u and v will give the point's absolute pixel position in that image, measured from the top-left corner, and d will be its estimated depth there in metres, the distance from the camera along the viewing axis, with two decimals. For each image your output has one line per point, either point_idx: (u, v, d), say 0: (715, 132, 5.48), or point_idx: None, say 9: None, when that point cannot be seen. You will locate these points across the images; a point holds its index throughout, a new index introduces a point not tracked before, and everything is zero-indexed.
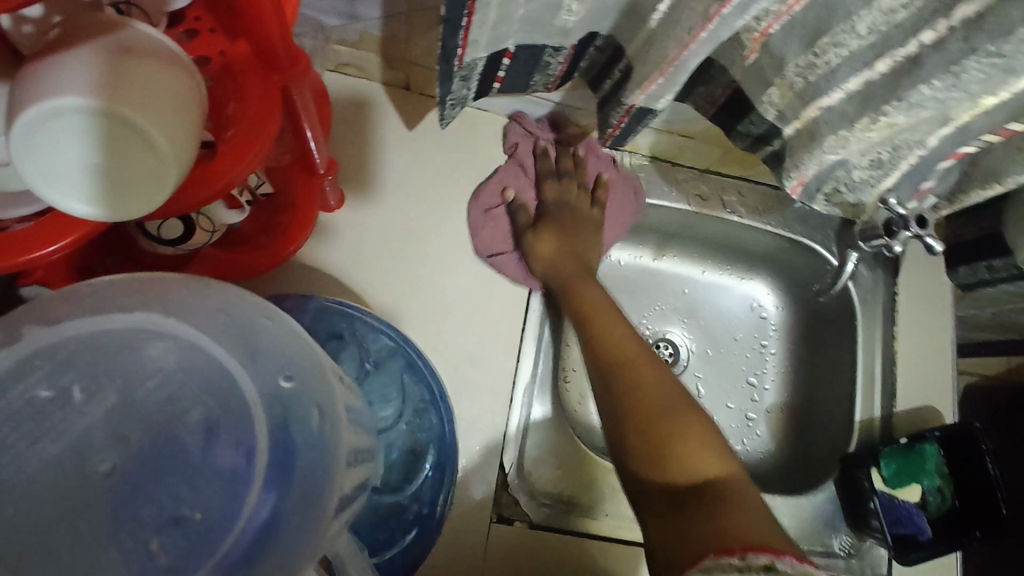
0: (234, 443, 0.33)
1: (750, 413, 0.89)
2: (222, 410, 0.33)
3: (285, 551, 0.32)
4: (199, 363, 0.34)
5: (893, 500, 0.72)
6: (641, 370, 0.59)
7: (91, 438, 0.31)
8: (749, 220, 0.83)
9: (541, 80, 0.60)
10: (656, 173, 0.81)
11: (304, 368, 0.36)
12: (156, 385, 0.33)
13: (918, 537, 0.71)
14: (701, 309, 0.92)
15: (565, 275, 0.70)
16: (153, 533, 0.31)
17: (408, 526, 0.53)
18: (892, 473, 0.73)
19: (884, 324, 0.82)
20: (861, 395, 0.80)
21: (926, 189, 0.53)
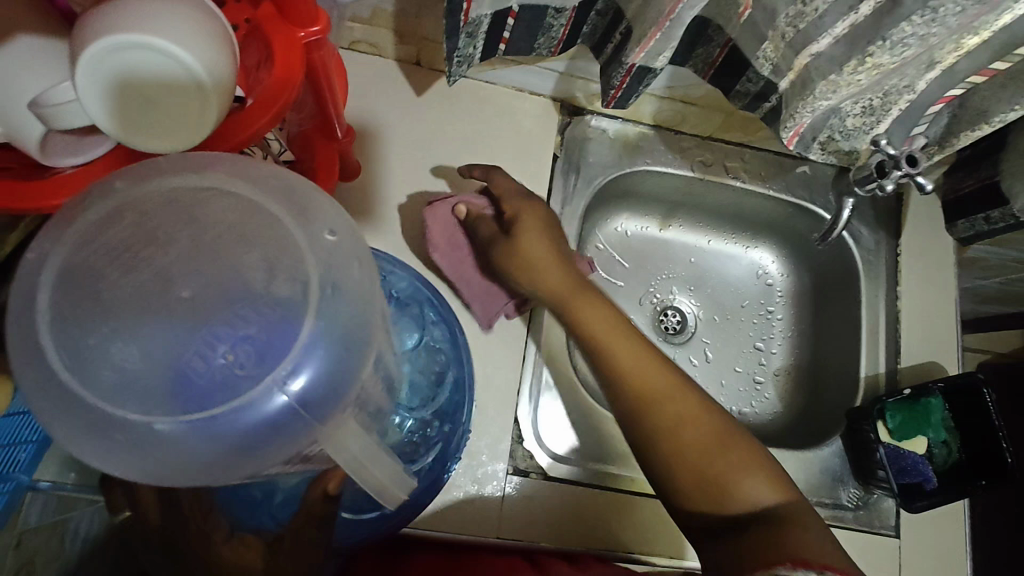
0: (292, 279, 0.36)
1: (758, 376, 0.91)
2: (280, 257, 0.36)
3: (337, 381, 0.36)
4: (257, 214, 0.37)
5: (899, 450, 0.74)
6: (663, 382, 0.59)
7: (171, 272, 0.35)
8: (752, 185, 0.85)
9: (545, 43, 0.62)
10: (660, 142, 0.83)
11: (346, 227, 0.39)
12: (220, 229, 0.36)
13: (924, 486, 0.73)
14: (707, 277, 0.95)
15: (558, 293, 0.65)
16: (226, 350, 0.34)
17: (432, 447, 0.57)
18: (896, 424, 0.75)
19: (888, 283, 0.84)
20: (867, 352, 0.82)
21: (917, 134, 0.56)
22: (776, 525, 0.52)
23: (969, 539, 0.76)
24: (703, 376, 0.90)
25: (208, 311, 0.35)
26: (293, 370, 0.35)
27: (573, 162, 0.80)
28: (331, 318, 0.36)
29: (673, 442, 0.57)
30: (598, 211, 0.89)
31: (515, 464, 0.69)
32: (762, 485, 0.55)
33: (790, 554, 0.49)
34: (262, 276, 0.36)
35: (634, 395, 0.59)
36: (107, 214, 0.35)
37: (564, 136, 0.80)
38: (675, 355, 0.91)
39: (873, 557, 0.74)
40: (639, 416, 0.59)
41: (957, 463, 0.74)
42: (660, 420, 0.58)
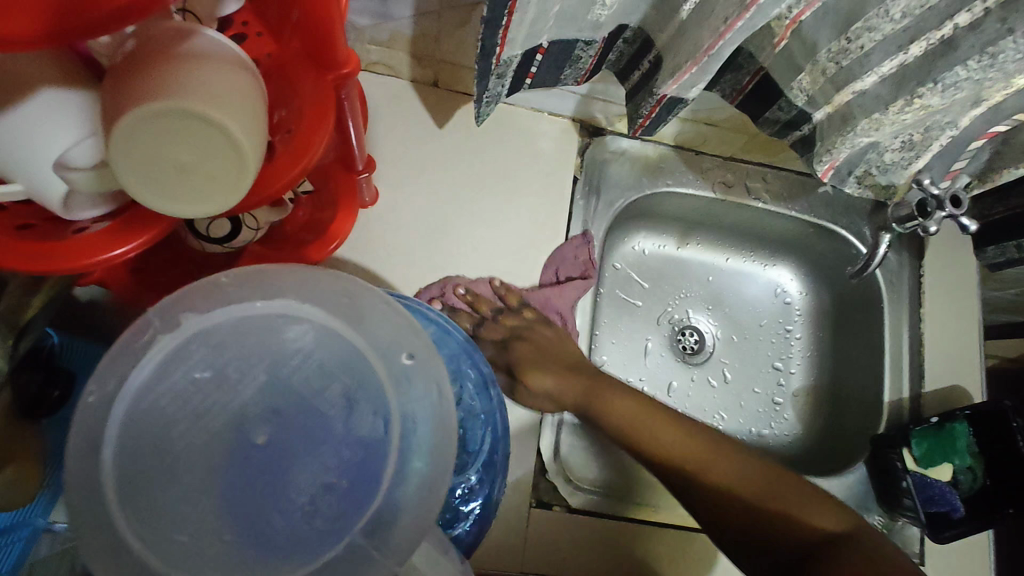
0: (372, 413, 0.41)
1: (776, 397, 0.90)
2: (361, 385, 0.41)
3: (420, 512, 0.39)
4: (335, 343, 0.42)
5: (925, 478, 0.73)
6: (719, 459, 0.59)
7: (245, 413, 0.40)
8: (774, 206, 0.83)
9: (572, 74, 0.61)
10: (681, 162, 0.81)
11: (420, 348, 0.43)
12: (297, 361, 0.41)
13: (950, 515, 0.72)
14: (724, 297, 0.94)
15: (577, 399, 0.66)
16: (306, 499, 0.39)
17: (471, 503, 0.55)
18: (922, 451, 0.74)
19: (911, 305, 0.82)
20: (890, 375, 0.81)
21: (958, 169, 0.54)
22: (846, 561, 0.51)
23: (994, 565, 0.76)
24: (721, 397, 0.90)
25: (291, 449, 0.40)
26: (381, 511, 0.38)
27: (593, 183, 0.78)
28: (408, 443, 0.40)
29: (723, 496, 0.57)
30: (615, 229, 0.88)
31: (538, 496, 0.68)
32: (818, 512, 0.55)
33: (864, 572, 0.49)
34: (342, 411, 0.41)
35: (677, 466, 0.60)
36: (177, 346, 0.39)
37: (584, 159, 0.79)
38: (692, 376, 0.90)
39: None
40: (682, 470, 0.59)
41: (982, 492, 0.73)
42: (710, 485, 0.58)
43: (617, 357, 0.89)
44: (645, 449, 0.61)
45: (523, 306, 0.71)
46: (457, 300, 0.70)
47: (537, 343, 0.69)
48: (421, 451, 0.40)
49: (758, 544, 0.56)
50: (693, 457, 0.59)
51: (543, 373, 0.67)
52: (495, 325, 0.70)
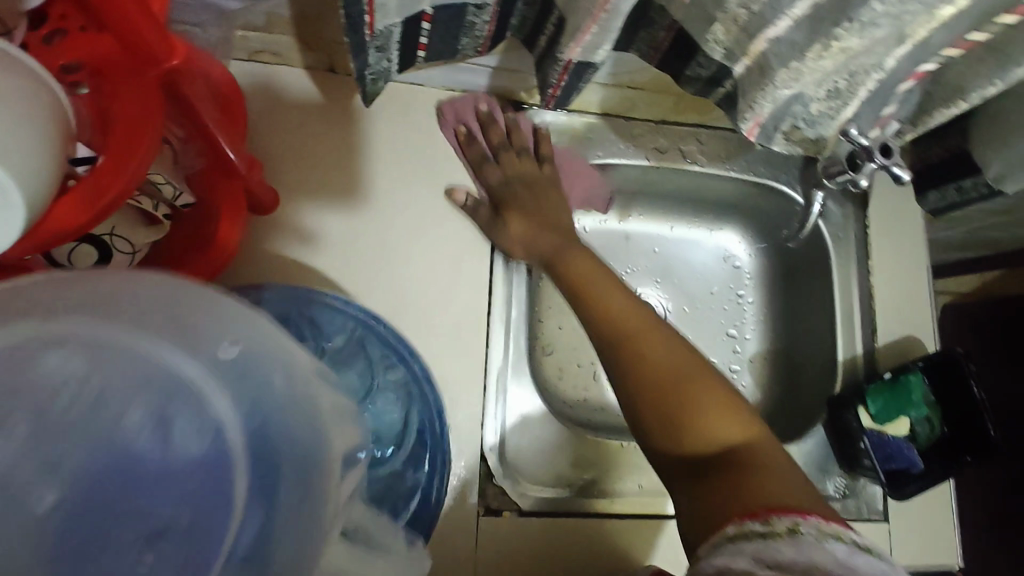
0: (192, 425, 0.34)
1: (734, 365, 0.87)
2: (164, 398, 0.34)
3: (292, 523, 0.33)
4: (121, 359, 0.33)
5: (883, 436, 0.71)
6: (644, 338, 0.55)
7: (15, 473, 0.31)
8: (711, 168, 0.79)
9: (470, 42, 0.54)
10: (610, 129, 0.76)
11: (247, 333, 0.35)
12: (77, 394, 0.33)
13: (909, 472, 0.70)
14: (673, 267, 0.90)
15: (545, 252, 0.66)
16: (139, 553, 0.32)
17: (410, 494, 0.55)
18: (878, 408, 0.72)
19: (859, 258, 0.80)
20: (843, 334, 0.78)
21: (887, 116, 0.50)
22: (743, 474, 0.47)
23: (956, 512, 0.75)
24: None
25: (107, 500, 0.33)
26: (237, 536, 0.32)
27: None
28: (257, 439, 0.34)
29: (640, 363, 0.54)
30: None
31: (486, 503, 0.63)
32: (729, 421, 0.51)
33: (763, 502, 0.43)
34: (153, 435, 0.34)
35: (608, 336, 0.57)
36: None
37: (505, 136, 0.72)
38: None
39: None
40: (613, 347, 0.56)
41: (940, 442, 0.72)
42: (644, 368, 0.53)
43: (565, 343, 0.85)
44: (584, 302, 0.60)
45: (544, 158, 0.72)
46: (498, 116, 0.71)
47: (526, 201, 0.69)
48: (274, 458, 0.34)
49: (673, 464, 0.51)
50: (623, 333, 0.56)
51: (523, 223, 0.67)
52: (513, 156, 0.70)
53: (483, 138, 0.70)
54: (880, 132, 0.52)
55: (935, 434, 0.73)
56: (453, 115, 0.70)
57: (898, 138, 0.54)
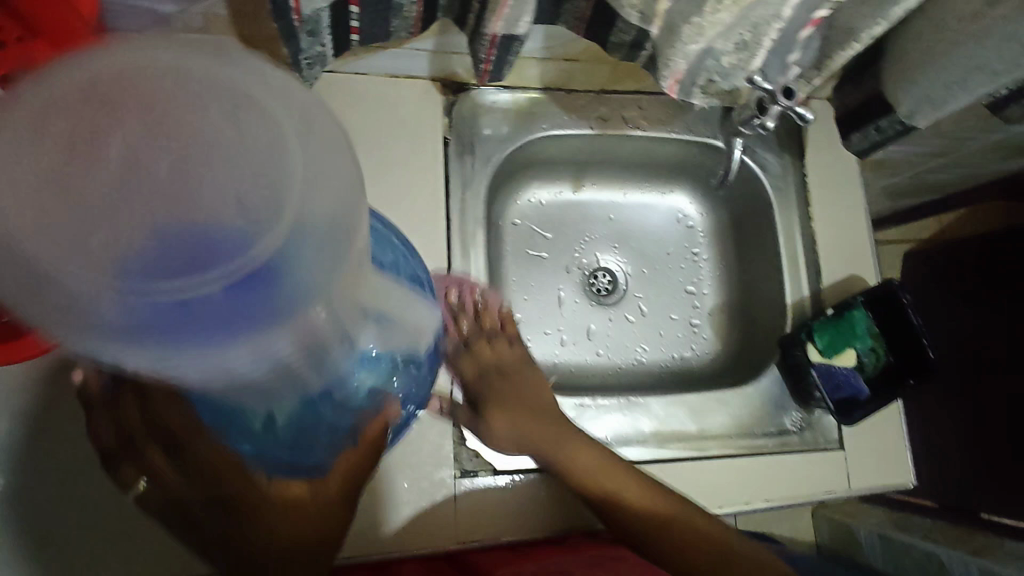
0: (258, 116, 0.27)
1: (694, 319, 0.92)
2: (221, 95, 0.27)
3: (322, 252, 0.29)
4: (161, 60, 0.28)
5: (831, 368, 0.75)
6: (645, 488, 0.67)
7: (79, 148, 0.25)
8: (653, 132, 0.82)
9: (401, 24, 0.57)
10: (552, 102, 0.79)
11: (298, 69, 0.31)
12: (132, 68, 0.27)
13: (857, 398, 0.75)
14: (629, 232, 0.94)
15: (534, 436, 0.67)
16: (197, 240, 0.26)
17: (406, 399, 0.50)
18: (825, 343, 0.76)
19: (799, 205, 0.84)
20: (789, 277, 0.82)
21: (792, 62, 0.54)
22: None
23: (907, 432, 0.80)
24: (640, 332, 0.91)
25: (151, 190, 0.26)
26: (303, 215, 0.27)
27: (465, 141, 0.76)
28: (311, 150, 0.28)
29: (673, 544, 0.65)
30: (502, 184, 0.85)
31: (461, 466, 0.67)
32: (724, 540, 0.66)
33: None
34: (225, 125, 0.27)
35: (643, 525, 0.66)
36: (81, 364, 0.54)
37: (451, 117, 0.75)
38: (609, 317, 0.91)
39: (822, 472, 0.76)
40: (641, 542, 0.66)
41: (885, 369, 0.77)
42: (672, 553, 0.65)
43: (531, 312, 0.89)
44: (603, 503, 0.66)
45: (511, 337, 0.73)
46: (468, 300, 0.72)
47: (507, 375, 0.70)
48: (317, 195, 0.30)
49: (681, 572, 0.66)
50: (642, 526, 0.66)
51: (501, 412, 0.67)
52: (483, 343, 0.71)
53: (454, 326, 0.71)
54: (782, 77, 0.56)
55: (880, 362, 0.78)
56: None
57: (806, 83, 0.58)
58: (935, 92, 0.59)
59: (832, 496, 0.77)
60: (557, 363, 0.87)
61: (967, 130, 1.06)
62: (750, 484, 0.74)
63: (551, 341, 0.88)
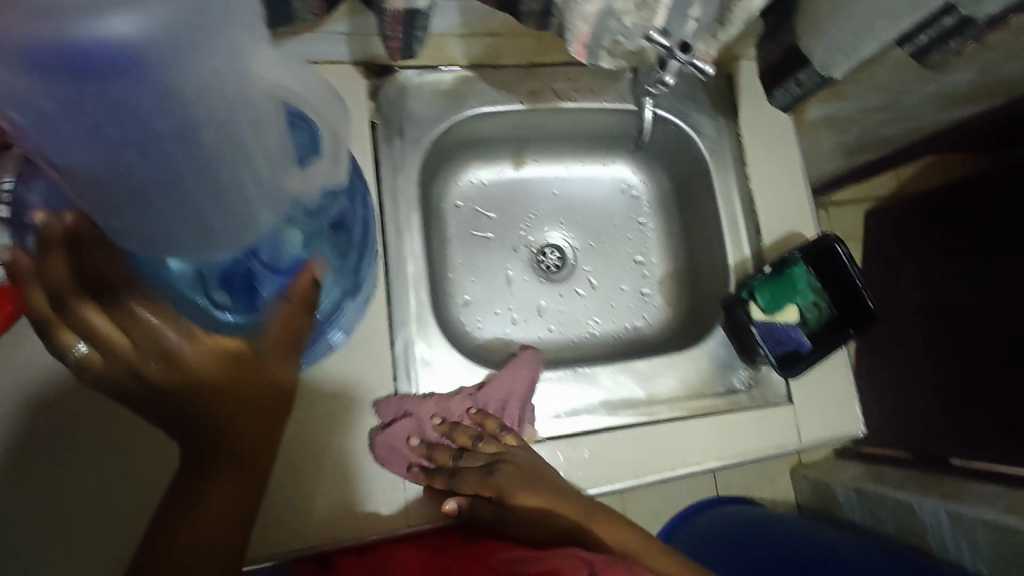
0: None
1: (644, 289, 0.92)
2: None
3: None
4: None
5: (772, 323, 0.76)
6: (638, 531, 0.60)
7: None
8: (585, 102, 0.82)
9: (300, 5, 0.56)
10: (479, 79, 0.78)
11: None
12: None
13: (800, 351, 0.76)
14: (575, 206, 0.94)
15: (559, 515, 0.60)
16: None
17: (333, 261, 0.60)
18: (765, 300, 0.77)
19: (736, 166, 0.84)
20: (729, 238, 0.83)
21: (691, 16, 0.53)
22: None
23: (856, 384, 0.81)
24: (591, 305, 0.91)
25: None
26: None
27: (393, 125, 0.75)
28: None
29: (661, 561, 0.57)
30: (439, 166, 0.85)
31: None
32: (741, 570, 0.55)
33: None
34: None
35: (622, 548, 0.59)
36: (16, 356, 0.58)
37: (378, 101, 0.74)
38: (560, 293, 0.91)
39: (773, 428, 0.77)
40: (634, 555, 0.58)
41: (829, 319, 0.78)
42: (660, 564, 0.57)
43: (480, 293, 0.88)
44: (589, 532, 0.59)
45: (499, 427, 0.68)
46: (431, 431, 0.67)
47: (517, 469, 0.64)
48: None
49: None
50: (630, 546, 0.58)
51: (533, 497, 0.61)
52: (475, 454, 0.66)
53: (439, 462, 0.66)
54: (681, 31, 0.55)
55: (824, 313, 0.79)
56: (394, 449, 0.66)
57: (712, 40, 0.58)
58: (845, 41, 0.60)
59: (785, 451, 0.78)
60: (509, 342, 0.87)
61: (907, 82, 1.06)
62: (701, 446, 0.75)
63: (502, 321, 0.88)
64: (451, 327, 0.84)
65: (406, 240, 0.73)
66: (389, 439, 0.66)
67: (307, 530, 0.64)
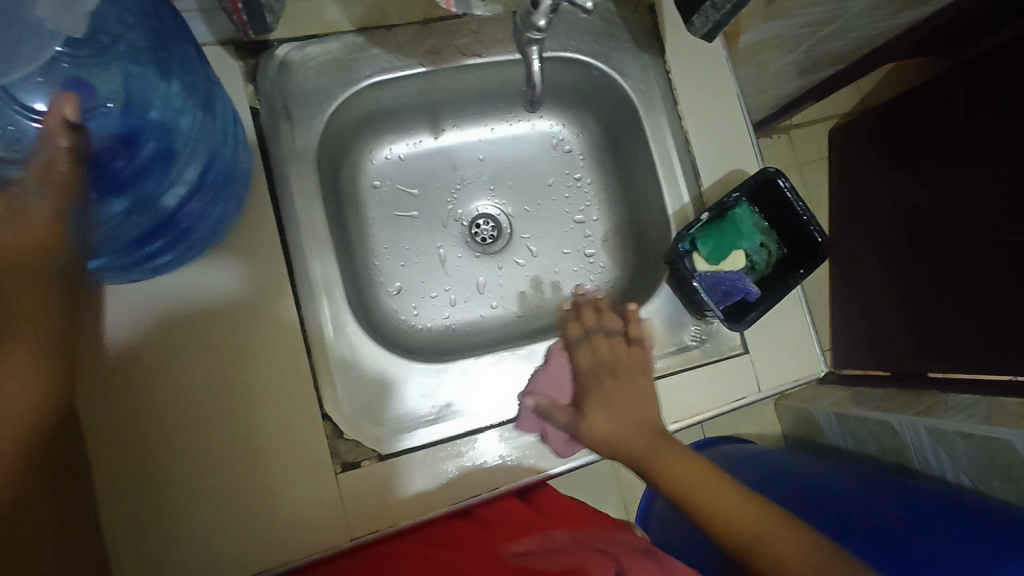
0: None
1: (588, 250, 0.87)
2: None
3: None
4: None
5: (716, 274, 0.71)
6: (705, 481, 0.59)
7: None
8: (493, 55, 0.74)
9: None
10: (372, 44, 0.70)
11: None
12: None
13: (748, 299, 0.70)
14: (503, 170, 0.87)
15: (645, 456, 0.61)
16: None
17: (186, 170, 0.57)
18: (708, 249, 0.72)
19: (667, 108, 0.77)
20: (667, 187, 0.76)
21: None
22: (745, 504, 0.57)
23: (813, 320, 0.77)
24: (533, 274, 0.86)
25: None
26: None
27: (277, 108, 0.67)
28: None
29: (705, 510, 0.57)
30: (345, 145, 0.77)
31: (342, 460, 0.63)
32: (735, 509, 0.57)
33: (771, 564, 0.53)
34: None
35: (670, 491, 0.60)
36: None
37: (256, 84, 0.66)
38: (499, 266, 0.86)
39: (730, 381, 0.74)
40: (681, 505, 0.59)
41: (778, 260, 0.74)
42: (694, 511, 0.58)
43: (412, 278, 0.83)
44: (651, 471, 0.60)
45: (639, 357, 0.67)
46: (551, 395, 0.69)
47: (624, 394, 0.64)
48: None
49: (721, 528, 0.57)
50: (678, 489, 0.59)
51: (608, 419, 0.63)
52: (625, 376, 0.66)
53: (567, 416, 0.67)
54: None
55: (773, 254, 0.75)
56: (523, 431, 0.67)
57: None
58: None
59: (746, 402, 0.74)
60: (450, 326, 0.82)
61: None
62: (659, 409, 0.71)
63: (440, 305, 0.83)
64: (383, 319, 0.78)
65: (307, 237, 0.66)
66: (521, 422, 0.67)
67: (269, 543, 0.59)
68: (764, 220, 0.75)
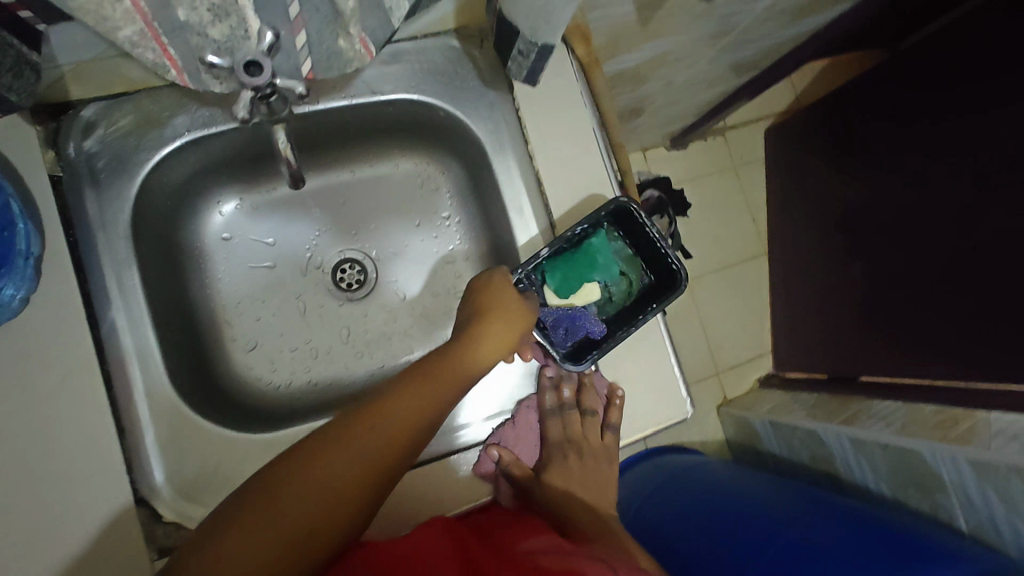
0: None
1: (460, 291, 0.83)
2: None
3: None
4: None
5: (561, 309, 0.73)
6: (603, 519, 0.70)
7: None
8: (325, 102, 0.71)
9: None
10: (187, 98, 0.66)
11: None
12: None
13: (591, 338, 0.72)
14: (368, 213, 0.84)
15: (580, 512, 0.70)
16: None
17: None
18: (558, 283, 0.73)
19: (516, 147, 0.74)
20: (518, 231, 0.73)
21: None
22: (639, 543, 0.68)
23: (668, 328, 0.72)
24: (403, 319, 0.82)
25: None
26: None
27: (81, 173, 0.63)
28: None
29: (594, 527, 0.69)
30: (179, 202, 0.73)
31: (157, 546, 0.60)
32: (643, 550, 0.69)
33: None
34: None
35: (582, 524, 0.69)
36: None
37: (58, 148, 0.63)
38: (364, 313, 0.82)
39: None
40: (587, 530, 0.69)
41: (638, 291, 0.76)
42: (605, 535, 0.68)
43: (269, 332, 0.79)
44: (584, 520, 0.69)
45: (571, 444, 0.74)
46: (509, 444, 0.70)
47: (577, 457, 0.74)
48: None
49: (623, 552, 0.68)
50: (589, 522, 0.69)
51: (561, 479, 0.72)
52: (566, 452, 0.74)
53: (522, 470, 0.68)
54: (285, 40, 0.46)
55: (635, 284, 0.77)
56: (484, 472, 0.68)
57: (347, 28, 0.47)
58: (533, 2, 0.49)
59: None
60: (309, 381, 0.78)
61: (728, 7, 0.95)
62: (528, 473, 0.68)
63: (299, 358, 0.79)
64: (229, 383, 0.74)
65: (118, 309, 0.63)
66: (478, 466, 0.68)
67: None
68: (626, 250, 0.76)
